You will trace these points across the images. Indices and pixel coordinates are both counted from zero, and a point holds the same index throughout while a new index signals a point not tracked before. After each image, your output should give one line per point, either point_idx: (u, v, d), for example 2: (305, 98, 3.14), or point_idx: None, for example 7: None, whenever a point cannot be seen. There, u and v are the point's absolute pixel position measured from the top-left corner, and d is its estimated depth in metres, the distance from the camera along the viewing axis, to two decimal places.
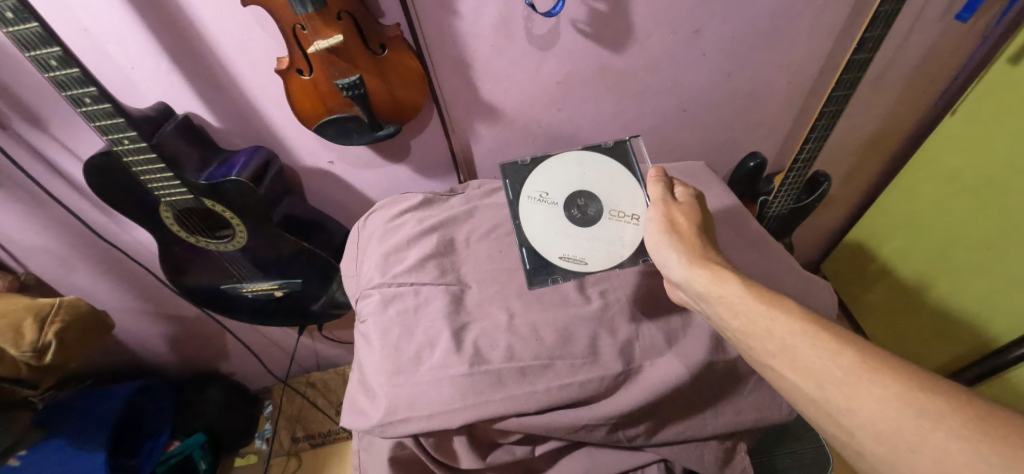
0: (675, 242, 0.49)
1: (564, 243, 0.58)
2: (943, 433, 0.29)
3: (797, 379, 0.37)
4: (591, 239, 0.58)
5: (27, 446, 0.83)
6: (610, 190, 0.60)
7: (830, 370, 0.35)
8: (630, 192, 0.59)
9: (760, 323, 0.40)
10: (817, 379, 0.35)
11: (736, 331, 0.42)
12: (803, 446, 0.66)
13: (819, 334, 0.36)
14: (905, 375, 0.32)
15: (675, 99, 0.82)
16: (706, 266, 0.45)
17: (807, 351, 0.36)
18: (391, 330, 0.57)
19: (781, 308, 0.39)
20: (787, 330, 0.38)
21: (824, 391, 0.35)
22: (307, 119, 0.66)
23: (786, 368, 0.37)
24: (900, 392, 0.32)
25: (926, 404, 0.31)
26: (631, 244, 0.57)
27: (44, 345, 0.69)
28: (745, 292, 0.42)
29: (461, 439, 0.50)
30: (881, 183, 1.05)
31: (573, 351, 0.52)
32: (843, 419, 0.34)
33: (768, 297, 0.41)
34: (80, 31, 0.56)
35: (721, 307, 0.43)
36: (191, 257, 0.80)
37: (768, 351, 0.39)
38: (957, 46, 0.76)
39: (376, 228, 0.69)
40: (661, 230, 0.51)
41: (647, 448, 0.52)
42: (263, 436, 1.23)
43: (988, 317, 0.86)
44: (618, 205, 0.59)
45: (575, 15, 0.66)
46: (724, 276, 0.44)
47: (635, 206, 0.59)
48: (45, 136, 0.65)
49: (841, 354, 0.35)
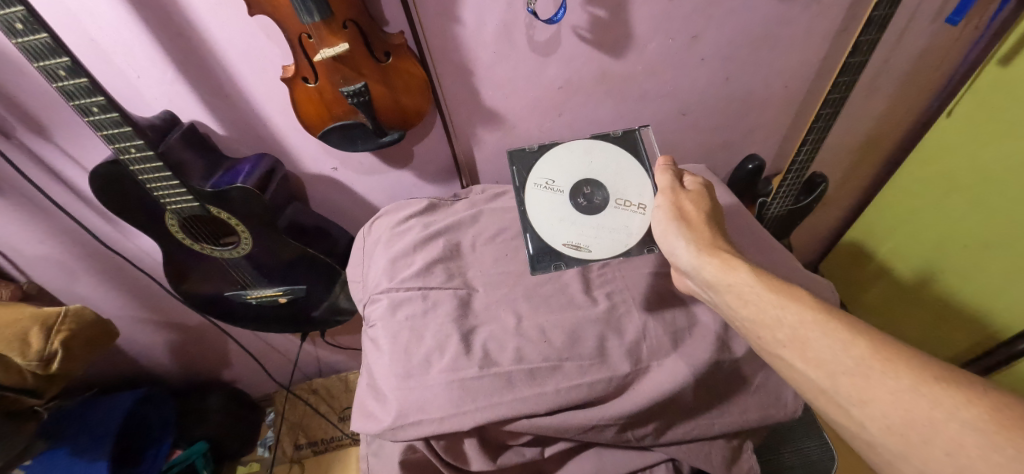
0: (684, 231, 0.50)
1: (569, 231, 0.59)
2: (958, 425, 0.30)
3: (807, 369, 0.38)
4: (597, 228, 0.59)
5: (33, 456, 0.82)
6: (617, 179, 0.61)
7: (842, 360, 0.36)
8: (637, 182, 0.60)
9: (770, 311, 0.40)
10: (828, 370, 0.36)
11: (744, 320, 0.43)
12: (808, 445, 0.67)
13: (831, 324, 0.37)
14: (918, 367, 0.33)
15: (674, 104, 0.84)
16: (715, 254, 0.46)
17: (818, 341, 0.37)
18: (401, 333, 0.57)
19: (790, 297, 0.40)
20: (798, 319, 0.39)
21: (835, 382, 0.36)
22: (312, 125, 0.67)
23: (796, 358, 0.38)
24: (914, 384, 0.32)
25: (940, 395, 0.31)
26: (638, 233, 0.58)
27: (50, 353, 0.70)
28: (755, 281, 0.42)
29: (472, 442, 0.51)
30: (878, 183, 1.06)
31: (581, 352, 0.53)
32: (854, 410, 0.35)
33: (778, 286, 0.41)
34: (87, 42, 0.57)
35: (731, 296, 0.44)
36: (196, 264, 0.80)
37: (778, 341, 0.40)
38: (949, 48, 0.78)
39: (382, 234, 0.70)
40: (669, 217, 0.52)
41: (656, 448, 0.53)
42: (265, 443, 1.22)
43: (986, 313, 0.87)
44: (625, 195, 0.60)
45: (575, 22, 0.67)
46: (733, 264, 0.45)
47: (642, 196, 0.60)
48: (49, 145, 0.65)
49: (853, 345, 0.36)
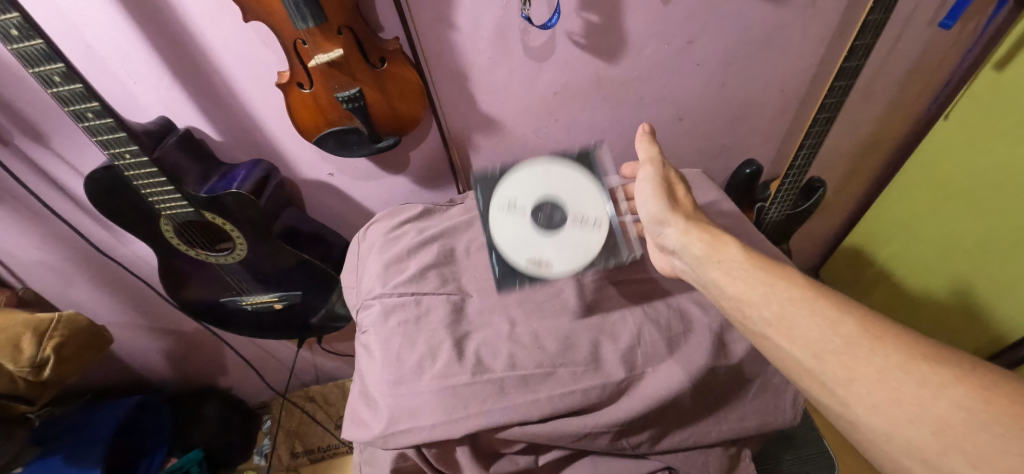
0: (671, 207, 0.50)
1: (528, 249, 0.57)
2: (945, 403, 0.29)
3: (793, 348, 0.37)
4: (557, 245, 0.57)
5: (23, 463, 0.82)
6: (577, 196, 0.58)
7: (830, 338, 0.35)
8: (597, 199, 0.58)
9: (760, 289, 0.40)
10: (814, 349, 0.35)
11: (731, 298, 0.42)
12: (808, 452, 0.66)
13: (818, 301, 0.37)
14: (905, 345, 0.33)
15: (671, 109, 0.83)
16: (705, 232, 0.46)
17: (806, 320, 0.36)
18: (392, 339, 0.56)
19: (780, 277, 0.40)
20: (787, 296, 0.38)
21: (820, 360, 0.35)
22: (307, 132, 0.67)
23: (782, 336, 0.38)
24: (902, 362, 0.32)
25: (928, 374, 0.31)
26: (598, 249, 0.57)
27: (42, 360, 0.69)
28: (745, 258, 0.42)
29: (464, 450, 0.50)
30: (878, 187, 1.06)
31: (574, 358, 0.52)
32: (839, 389, 0.34)
33: (767, 264, 0.41)
34: (84, 48, 0.57)
35: (719, 272, 0.43)
36: (192, 270, 0.80)
37: (765, 319, 0.39)
38: (946, 53, 0.78)
39: (376, 240, 0.70)
40: (658, 196, 0.51)
41: (652, 456, 0.52)
42: (263, 451, 1.22)
43: (988, 317, 0.86)
44: (585, 211, 0.57)
45: (570, 27, 0.67)
46: (723, 241, 0.45)
47: (601, 212, 0.58)
48: (45, 151, 0.66)
49: (841, 323, 0.35)
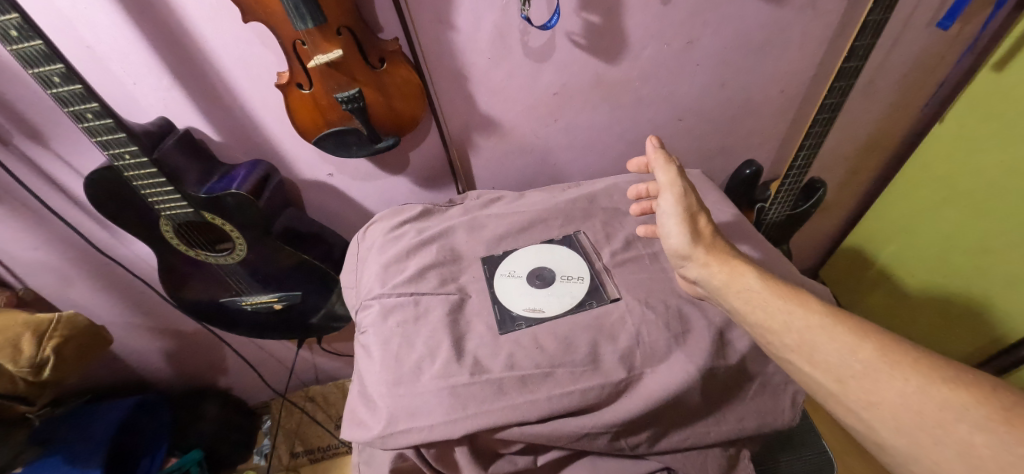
0: (692, 238, 0.50)
1: (522, 298, 0.60)
2: (967, 426, 0.31)
3: (816, 373, 0.39)
4: (547, 296, 0.60)
5: (22, 464, 0.82)
6: (559, 259, 0.65)
7: (850, 364, 0.37)
8: (575, 259, 0.64)
9: (779, 316, 0.43)
10: (837, 374, 0.38)
11: (753, 324, 0.45)
12: (807, 453, 0.65)
13: (836, 328, 0.39)
14: (925, 369, 0.34)
15: (670, 109, 0.83)
16: (725, 263, 0.48)
17: (826, 345, 0.39)
18: (392, 340, 0.57)
19: (798, 303, 0.42)
20: (805, 323, 0.41)
21: (844, 386, 0.37)
22: (307, 132, 0.67)
23: (804, 361, 0.40)
24: (923, 386, 0.34)
25: (949, 396, 0.32)
26: (581, 291, 0.60)
27: (42, 360, 0.69)
28: (763, 287, 0.45)
29: (462, 450, 0.49)
30: (878, 187, 1.05)
31: (574, 358, 0.52)
32: (862, 413, 0.36)
33: (785, 292, 0.44)
34: (83, 48, 0.57)
35: (739, 301, 0.46)
36: (191, 270, 0.80)
37: (787, 345, 0.42)
38: (944, 53, 0.78)
39: (376, 239, 0.70)
40: (681, 230, 0.51)
41: (650, 456, 0.52)
42: (263, 451, 1.22)
43: (987, 319, 0.85)
44: (568, 269, 0.63)
45: (570, 27, 0.67)
46: (740, 271, 0.47)
47: (581, 268, 0.63)
48: (45, 151, 0.66)
49: (859, 348, 0.37)
